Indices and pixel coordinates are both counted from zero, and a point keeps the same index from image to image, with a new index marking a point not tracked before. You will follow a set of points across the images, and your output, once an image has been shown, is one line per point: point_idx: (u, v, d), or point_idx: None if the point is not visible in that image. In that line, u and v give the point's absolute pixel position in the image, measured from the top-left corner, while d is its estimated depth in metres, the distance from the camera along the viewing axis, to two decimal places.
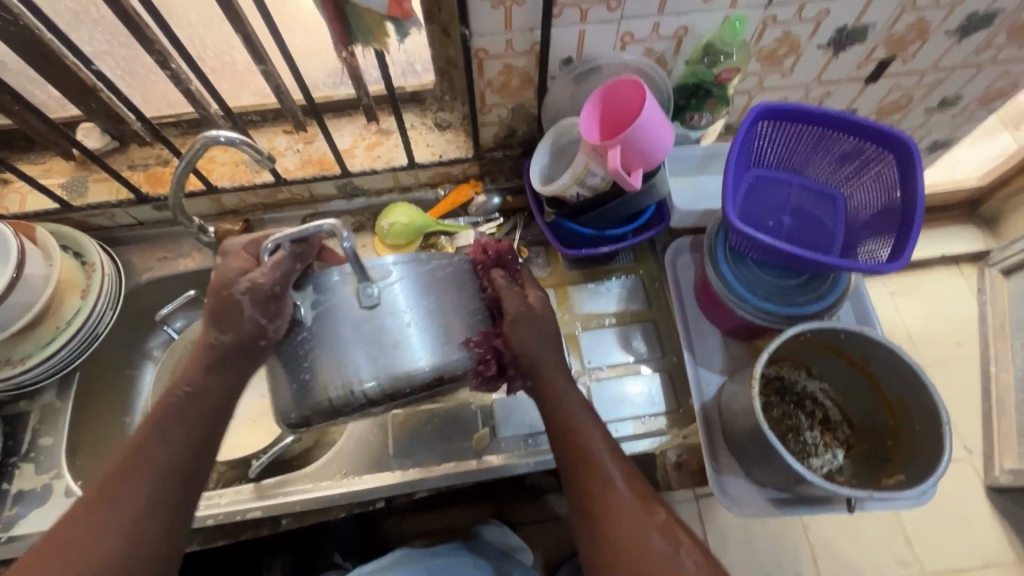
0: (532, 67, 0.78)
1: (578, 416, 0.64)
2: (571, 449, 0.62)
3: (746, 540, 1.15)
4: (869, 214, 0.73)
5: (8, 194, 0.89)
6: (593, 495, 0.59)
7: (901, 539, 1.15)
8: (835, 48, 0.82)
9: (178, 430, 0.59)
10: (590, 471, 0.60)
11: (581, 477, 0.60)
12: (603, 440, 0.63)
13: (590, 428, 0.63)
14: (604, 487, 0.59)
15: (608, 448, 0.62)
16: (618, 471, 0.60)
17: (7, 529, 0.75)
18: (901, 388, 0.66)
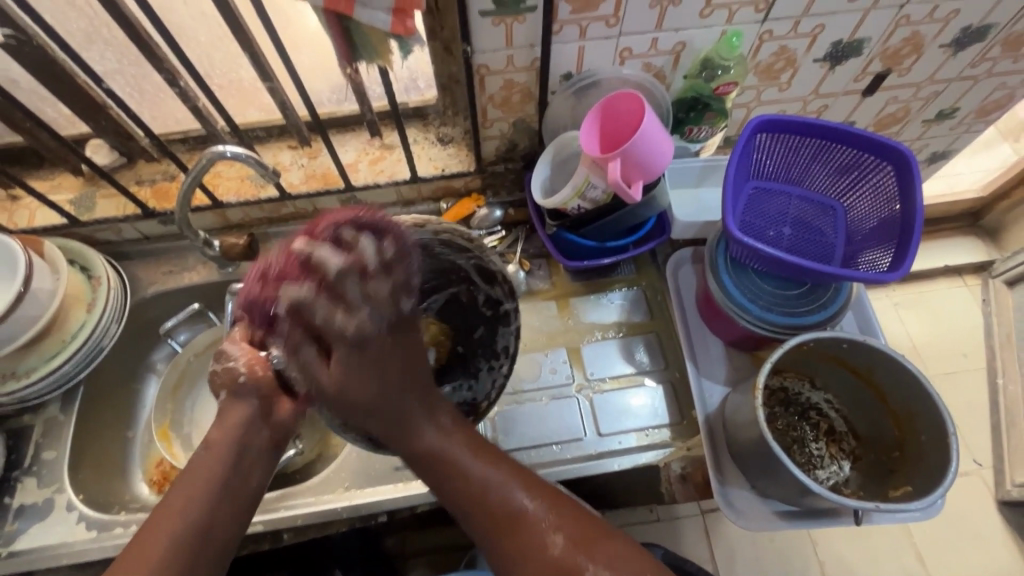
0: (532, 83, 0.79)
1: (437, 435, 0.61)
2: (461, 488, 0.59)
3: (753, 557, 1.14)
4: (870, 225, 0.73)
5: (17, 210, 0.90)
6: (466, 512, 0.58)
7: (911, 555, 1.13)
8: (832, 62, 0.83)
9: (213, 471, 0.57)
10: (490, 511, 0.57)
11: (486, 519, 0.57)
12: (474, 459, 0.60)
13: (465, 457, 0.60)
14: (481, 501, 0.57)
15: (491, 462, 0.60)
16: (524, 493, 0.57)
17: (8, 545, 0.74)
18: (906, 399, 0.66)
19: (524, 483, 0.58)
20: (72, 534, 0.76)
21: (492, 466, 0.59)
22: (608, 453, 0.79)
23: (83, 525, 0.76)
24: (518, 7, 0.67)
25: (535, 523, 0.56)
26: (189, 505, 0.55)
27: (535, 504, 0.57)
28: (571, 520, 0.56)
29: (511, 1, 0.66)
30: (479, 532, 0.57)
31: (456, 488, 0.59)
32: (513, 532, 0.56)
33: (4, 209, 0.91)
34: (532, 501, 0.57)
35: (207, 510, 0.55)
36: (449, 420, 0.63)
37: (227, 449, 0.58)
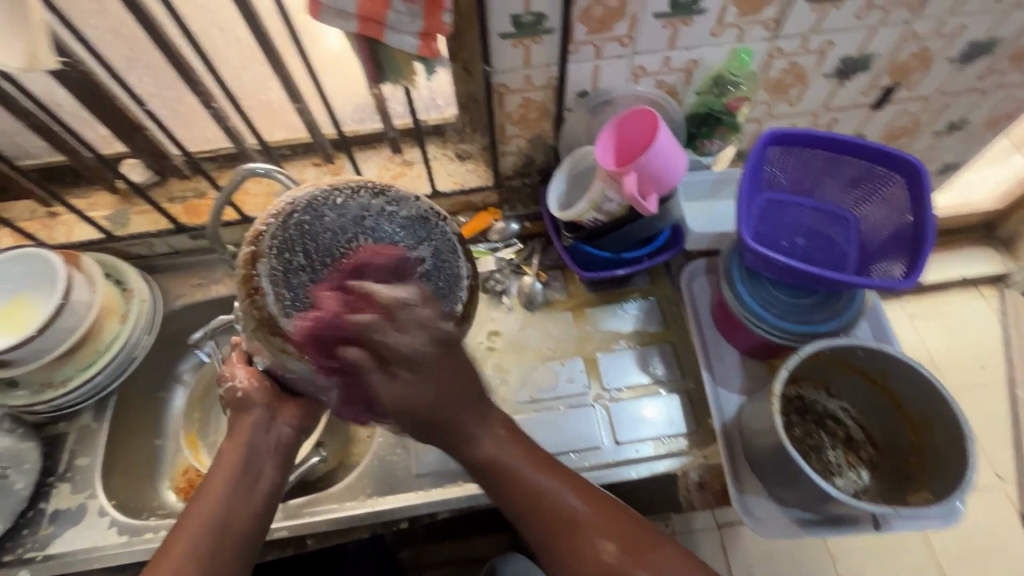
0: (549, 100, 0.82)
1: (492, 443, 0.65)
2: (518, 492, 0.63)
3: (772, 571, 1.13)
4: (883, 234, 0.74)
5: (56, 225, 0.95)
6: (528, 520, 0.62)
7: (934, 570, 1.12)
8: (841, 76, 0.85)
9: (225, 474, 0.60)
10: (547, 515, 0.62)
11: (543, 525, 0.61)
12: (529, 468, 0.64)
13: (518, 465, 0.64)
14: (537, 502, 0.62)
15: (546, 471, 0.64)
16: (570, 493, 0.63)
17: (43, 548, 0.77)
18: (922, 405, 0.66)
19: (575, 490, 0.64)
20: (104, 538, 0.78)
21: (546, 474, 0.64)
22: (625, 461, 0.80)
23: (114, 530, 0.78)
24: (537, 28, 0.70)
25: (586, 530, 0.61)
26: (209, 508, 0.58)
27: (574, 503, 0.63)
28: (593, 509, 0.62)
29: (530, 23, 0.69)
30: (543, 535, 0.62)
31: (516, 495, 0.63)
32: (568, 537, 0.61)
33: (43, 225, 0.95)
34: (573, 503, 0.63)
35: (225, 509, 0.58)
36: (502, 428, 0.66)
37: (235, 454, 0.62)
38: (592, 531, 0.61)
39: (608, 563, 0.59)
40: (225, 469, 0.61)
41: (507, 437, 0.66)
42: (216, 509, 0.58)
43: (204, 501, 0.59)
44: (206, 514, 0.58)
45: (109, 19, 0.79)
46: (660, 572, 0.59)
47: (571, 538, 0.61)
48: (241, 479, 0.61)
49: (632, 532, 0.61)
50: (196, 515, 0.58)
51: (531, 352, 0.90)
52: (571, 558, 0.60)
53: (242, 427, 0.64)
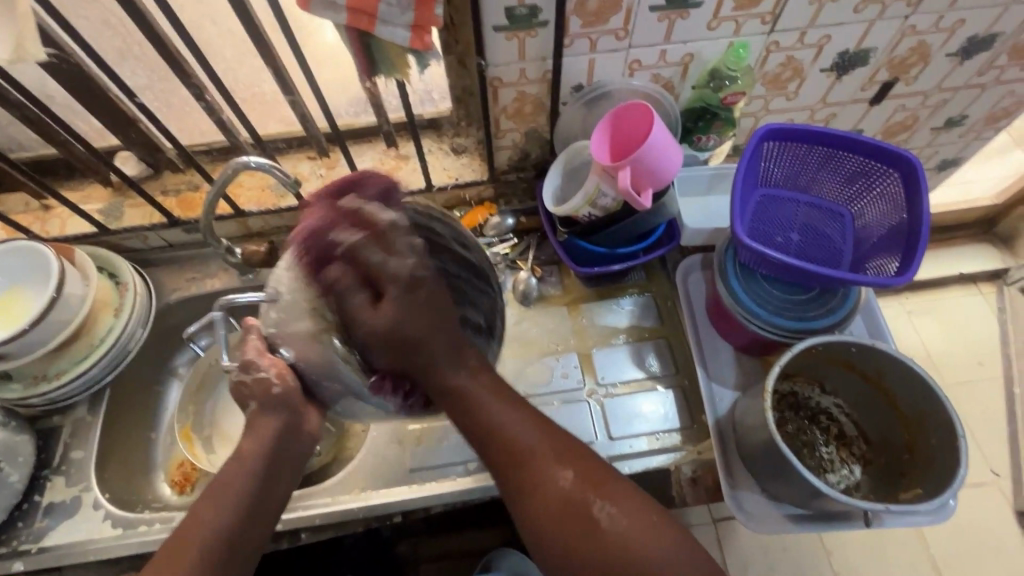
0: (544, 94, 0.81)
1: (462, 374, 0.59)
2: (478, 424, 0.58)
3: (766, 566, 1.13)
4: (879, 230, 0.73)
5: (49, 219, 0.94)
6: (487, 448, 0.57)
7: (927, 564, 1.12)
8: (839, 71, 0.85)
9: (241, 478, 0.59)
10: (503, 446, 0.57)
11: (499, 457, 0.56)
12: (495, 403, 0.58)
13: (483, 397, 0.58)
14: (498, 435, 0.57)
15: (507, 407, 0.58)
16: (524, 430, 0.57)
17: (38, 541, 0.77)
18: (915, 401, 0.66)
19: (540, 430, 0.57)
20: (98, 531, 0.78)
21: (512, 408, 0.58)
22: (619, 456, 0.80)
23: (109, 523, 0.79)
24: (531, 21, 0.70)
25: (544, 469, 0.55)
26: (223, 512, 0.57)
27: (533, 443, 0.56)
28: (552, 452, 0.56)
29: (524, 16, 0.69)
30: (500, 464, 0.57)
31: (477, 427, 0.58)
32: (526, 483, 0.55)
33: (37, 218, 0.94)
34: (524, 448, 0.56)
35: (241, 515, 0.58)
36: (475, 359, 0.60)
37: (256, 456, 0.61)
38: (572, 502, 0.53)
39: (564, 489, 0.53)
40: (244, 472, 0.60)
41: (479, 370, 0.60)
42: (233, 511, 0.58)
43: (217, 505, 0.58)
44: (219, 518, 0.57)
45: (100, 11, 0.79)
46: (659, 543, 0.51)
47: (521, 482, 0.55)
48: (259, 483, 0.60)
49: (624, 501, 0.53)
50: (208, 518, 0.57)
51: (526, 347, 0.90)
52: (529, 491, 0.54)
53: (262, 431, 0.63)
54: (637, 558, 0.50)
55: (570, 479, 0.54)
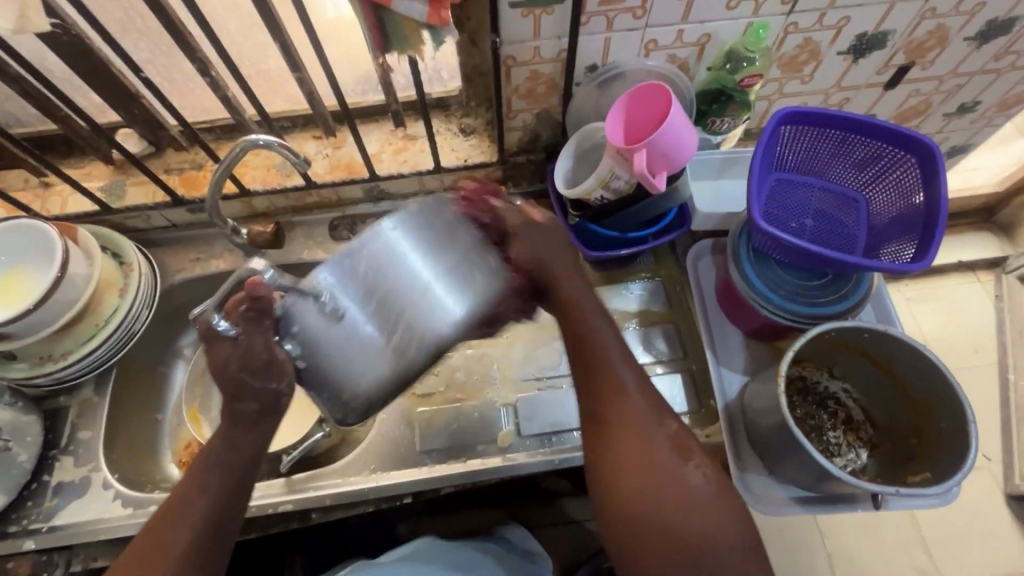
0: (557, 74, 0.80)
1: (579, 297, 0.62)
2: (584, 346, 0.61)
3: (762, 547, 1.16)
4: (892, 216, 0.73)
5: (50, 197, 0.93)
6: (588, 369, 0.60)
7: (919, 546, 1.15)
8: (855, 54, 0.84)
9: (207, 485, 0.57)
10: (602, 373, 0.59)
11: (596, 386, 0.59)
12: (612, 335, 0.61)
13: (600, 326, 0.62)
14: (605, 364, 0.59)
15: (619, 350, 0.61)
16: (629, 375, 0.59)
17: (47, 520, 0.77)
18: (924, 387, 0.66)
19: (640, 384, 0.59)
20: (109, 511, 0.78)
21: (620, 350, 0.61)
22: None
23: (119, 502, 0.79)
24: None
25: (640, 415, 0.57)
26: (172, 547, 0.54)
27: (635, 387, 0.59)
28: (651, 402, 0.58)
29: None
30: (591, 387, 0.60)
31: (584, 349, 0.61)
32: (618, 416, 0.57)
33: (37, 196, 0.93)
34: (630, 387, 0.59)
35: (207, 525, 0.56)
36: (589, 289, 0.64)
37: (212, 480, 0.57)
38: (652, 456, 0.55)
39: (662, 445, 0.55)
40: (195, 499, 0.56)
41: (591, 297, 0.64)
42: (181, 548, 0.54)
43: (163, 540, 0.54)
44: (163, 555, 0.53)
45: None
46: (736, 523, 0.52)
47: (612, 419, 0.57)
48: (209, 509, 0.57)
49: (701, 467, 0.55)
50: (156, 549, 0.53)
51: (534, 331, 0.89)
52: (613, 419, 0.57)
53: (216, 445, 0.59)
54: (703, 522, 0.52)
55: (664, 435, 0.56)
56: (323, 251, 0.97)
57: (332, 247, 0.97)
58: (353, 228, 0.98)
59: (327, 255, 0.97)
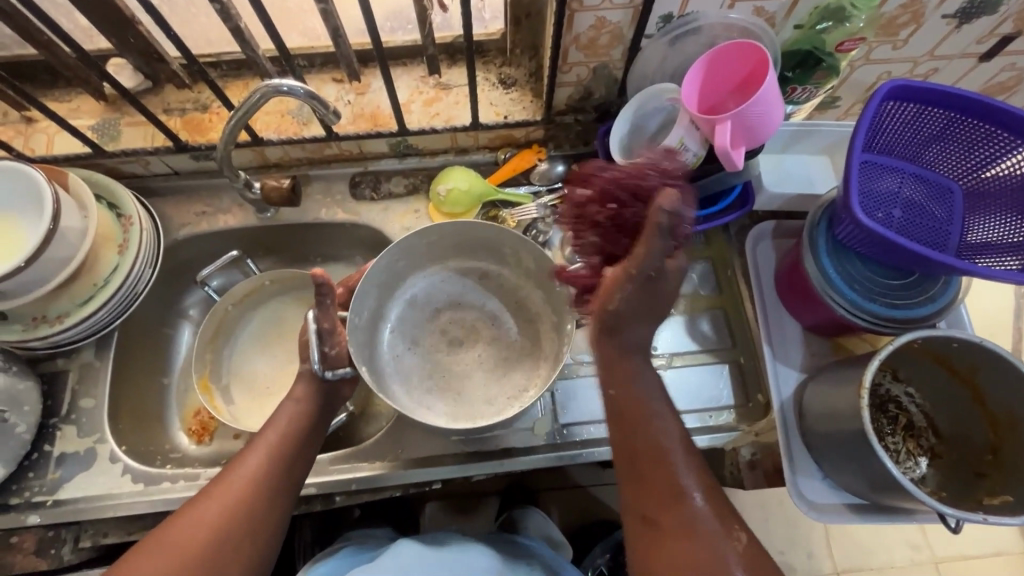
0: (626, 23, 0.69)
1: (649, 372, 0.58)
2: (647, 453, 0.56)
3: (763, 520, 1.16)
4: (995, 212, 0.66)
5: (33, 134, 0.82)
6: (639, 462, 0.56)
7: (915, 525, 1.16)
8: (961, 19, 0.73)
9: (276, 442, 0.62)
10: (669, 478, 0.55)
11: (649, 481, 0.55)
12: (672, 428, 0.57)
13: (661, 418, 0.57)
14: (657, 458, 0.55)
15: (689, 466, 0.56)
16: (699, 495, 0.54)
17: (52, 493, 0.72)
18: (1010, 402, 0.62)
19: (705, 494, 0.55)
20: (117, 486, 0.73)
21: (677, 436, 0.57)
22: None
23: (128, 477, 0.73)
24: None
25: (710, 536, 0.53)
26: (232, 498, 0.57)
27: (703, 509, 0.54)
28: (719, 511, 0.54)
29: None
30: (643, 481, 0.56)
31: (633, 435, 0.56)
32: (690, 538, 0.53)
33: (18, 132, 0.82)
34: (690, 498, 0.54)
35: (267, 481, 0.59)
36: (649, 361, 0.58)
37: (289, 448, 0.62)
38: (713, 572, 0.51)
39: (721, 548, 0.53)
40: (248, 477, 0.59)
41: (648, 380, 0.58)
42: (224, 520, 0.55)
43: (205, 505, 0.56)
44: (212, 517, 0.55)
45: None
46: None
47: (661, 526, 0.54)
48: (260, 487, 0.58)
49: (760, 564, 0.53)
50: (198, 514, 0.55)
51: None
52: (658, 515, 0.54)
53: (279, 427, 0.63)
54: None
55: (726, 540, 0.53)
56: (343, 211, 0.88)
57: (352, 207, 0.88)
58: (376, 186, 0.88)
59: (345, 215, 0.87)
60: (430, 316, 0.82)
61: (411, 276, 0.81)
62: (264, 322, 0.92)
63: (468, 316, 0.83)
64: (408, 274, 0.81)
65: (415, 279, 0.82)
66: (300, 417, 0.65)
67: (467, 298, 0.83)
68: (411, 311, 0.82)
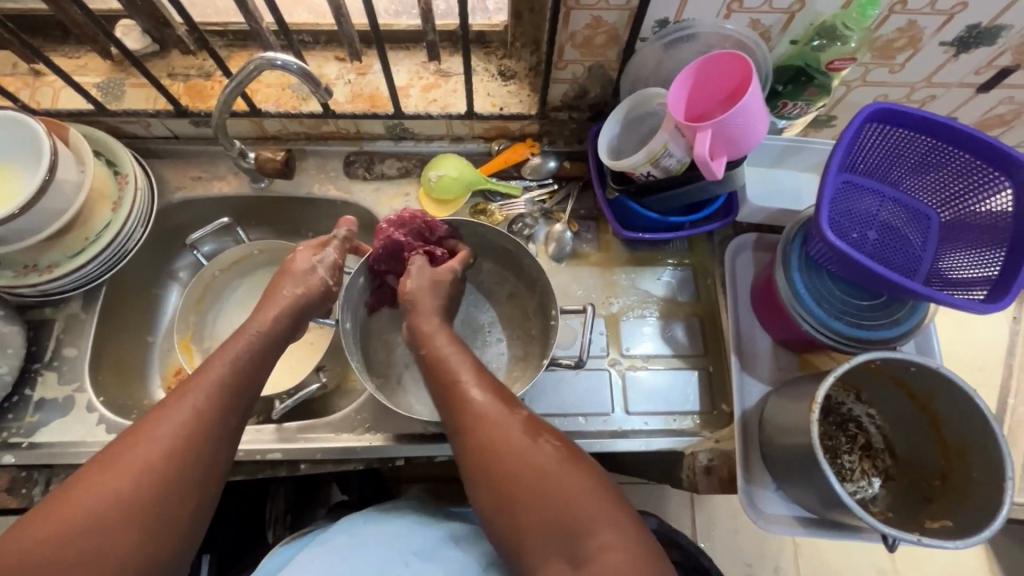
0: (621, 26, 0.70)
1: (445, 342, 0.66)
2: (440, 378, 0.62)
3: (732, 530, 1.15)
4: (968, 242, 0.66)
5: (40, 87, 0.84)
6: (441, 394, 0.61)
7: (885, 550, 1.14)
8: (959, 48, 0.73)
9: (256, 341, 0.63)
10: (458, 397, 0.59)
11: (450, 401, 0.60)
12: (462, 358, 0.63)
13: (445, 349, 0.64)
14: (452, 384, 0.61)
15: (473, 371, 0.62)
16: (482, 392, 0.59)
17: (29, 436, 0.75)
18: (961, 430, 0.63)
19: (487, 385, 0.60)
20: (91, 434, 0.75)
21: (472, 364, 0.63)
22: (632, 430, 0.77)
23: (102, 427, 0.76)
24: None
25: (500, 429, 0.56)
26: (211, 377, 0.57)
27: (487, 399, 0.58)
28: (506, 400, 0.59)
29: None
30: (447, 407, 0.60)
31: (436, 375, 0.63)
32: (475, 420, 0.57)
33: (26, 84, 0.84)
34: (495, 402, 0.58)
35: (246, 371, 0.60)
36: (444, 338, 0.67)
37: (265, 345, 0.63)
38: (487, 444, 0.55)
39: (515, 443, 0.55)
40: (202, 401, 0.55)
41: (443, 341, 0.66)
42: (178, 447, 0.52)
43: (155, 425, 0.52)
44: (157, 444, 0.51)
45: None
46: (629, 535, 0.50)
47: (476, 427, 0.57)
48: (211, 415, 0.55)
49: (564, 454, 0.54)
50: (149, 438, 0.51)
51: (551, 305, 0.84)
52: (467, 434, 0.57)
53: (229, 356, 0.60)
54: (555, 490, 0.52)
55: (509, 418, 0.57)
56: (335, 188, 0.89)
57: (345, 185, 0.89)
58: (369, 166, 0.90)
59: (337, 193, 0.89)
60: None
61: None
62: (251, 291, 0.94)
63: (464, 314, 0.87)
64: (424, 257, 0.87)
65: None
66: (257, 344, 0.63)
67: (466, 296, 0.88)
68: None
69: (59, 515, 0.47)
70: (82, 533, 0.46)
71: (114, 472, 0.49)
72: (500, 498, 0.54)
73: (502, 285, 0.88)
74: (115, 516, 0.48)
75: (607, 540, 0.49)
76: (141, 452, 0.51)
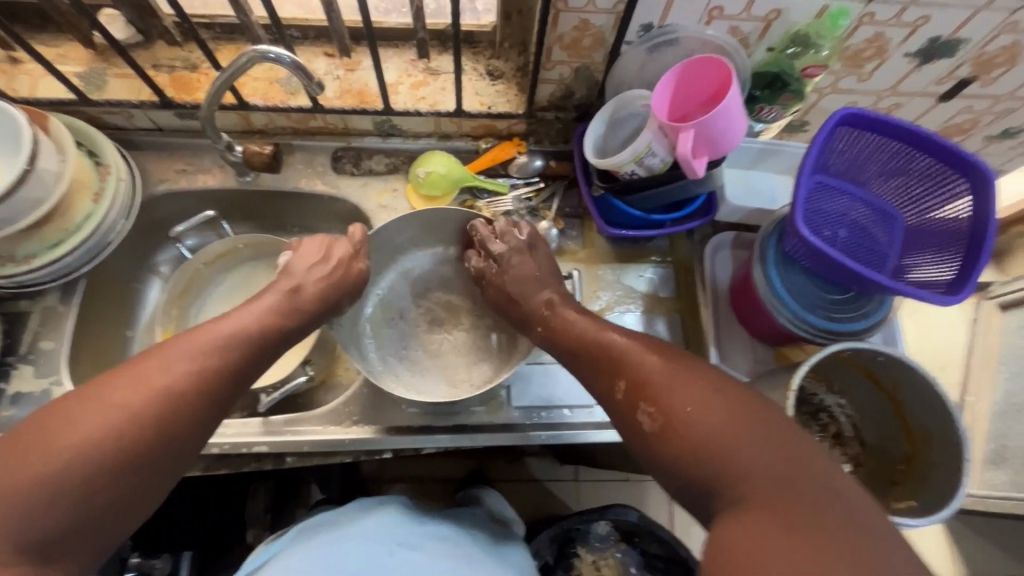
0: (608, 29, 0.73)
1: (569, 313, 0.68)
2: (575, 347, 0.65)
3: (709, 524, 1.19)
4: (930, 241, 0.71)
5: (17, 75, 0.82)
6: (580, 360, 0.64)
7: None
8: (922, 59, 0.77)
9: (284, 305, 0.66)
10: (604, 354, 0.61)
11: (592, 363, 0.62)
12: (580, 319, 0.66)
13: (568, 317, 0.67)
14: (586, 350, 0.63)
15: (603, 331, 0.63)
16: (619, 337, 0.61)
17: (3, 430, 0.73)
18: (926, 418, 0.66)
19: (627, 337, 0.61)
20: None
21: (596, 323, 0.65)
22: None
23: None
24: None
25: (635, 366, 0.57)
26: (231, 329, 0.60)
27: (632, 347, 0.59)
28: (643, 340, 0.60)
29: None
30: (590, 371, 0.62)
31: (571, 342, 0.65)
32: (614, 361, 0.59)
33: (2, 72, 0.82)
34: (633, 345, 0.60)
35: (268, 333, 0.63)
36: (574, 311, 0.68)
37: (290, 314, 0.66)
38: (631, 396, 0.56)
39: (644, 380, 0.55)
40: (217, 352, 0.57)
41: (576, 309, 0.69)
42: (184, 392, 0.53)
43: (168, 363, 0.54)
44: (167, 382, 0.53)
45: None
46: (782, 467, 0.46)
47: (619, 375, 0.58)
48: (216, 373, 0.56)
49: (691, 380, 0.53)
50: (162, 367, 0.53)
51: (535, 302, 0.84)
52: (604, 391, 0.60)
53: (254, 313, 0.63)
54: (704, 432, 0.49)
55: (645, 359, 0.57)
56: (323, 183, 0.89)
57: (332, 180, 0.90)
58: (357, 162, 0.90)
59: (325, 187, 0.89)
60: (415, 294, 0.87)
61: (405, 254, 0.87)
62: (234, 285, 0.94)
63: (449, 300, 0.87)
64: (407, 249, 0.87)
65: (411, 255, 0.87)
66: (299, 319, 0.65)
67: (450, 284, 0.87)
68: (402, 282, 0.87)
69: (60, 421, 0.49)
70: (78, 445, 0.48)
71: (123, 391, 0.51)
72: (666, 456, 0.51)
73: (486, 271, 0.88)
74: (107, 435, 0.49)
75: (761, 476, 0.46)
76: (151, 378, 0.52)
